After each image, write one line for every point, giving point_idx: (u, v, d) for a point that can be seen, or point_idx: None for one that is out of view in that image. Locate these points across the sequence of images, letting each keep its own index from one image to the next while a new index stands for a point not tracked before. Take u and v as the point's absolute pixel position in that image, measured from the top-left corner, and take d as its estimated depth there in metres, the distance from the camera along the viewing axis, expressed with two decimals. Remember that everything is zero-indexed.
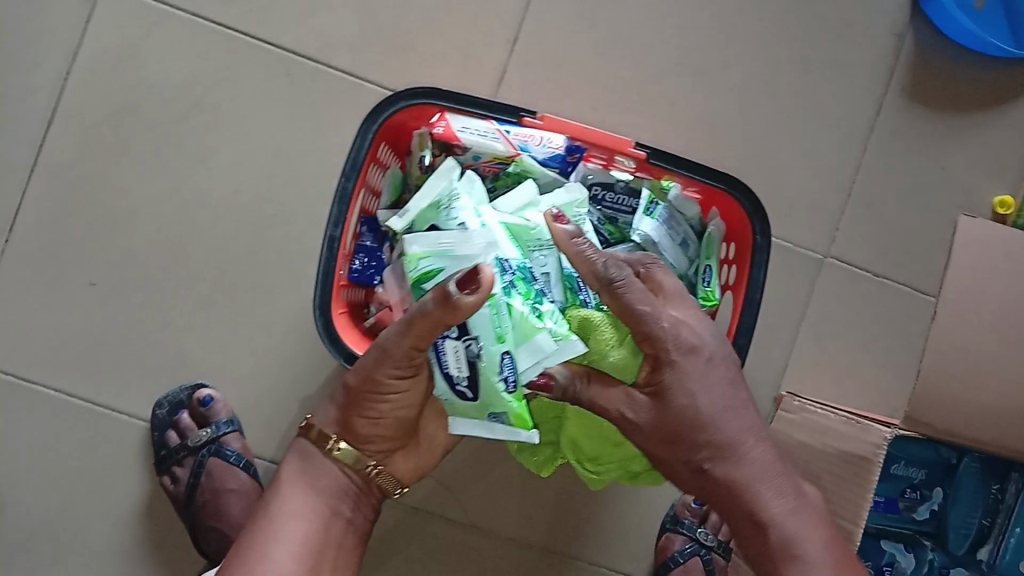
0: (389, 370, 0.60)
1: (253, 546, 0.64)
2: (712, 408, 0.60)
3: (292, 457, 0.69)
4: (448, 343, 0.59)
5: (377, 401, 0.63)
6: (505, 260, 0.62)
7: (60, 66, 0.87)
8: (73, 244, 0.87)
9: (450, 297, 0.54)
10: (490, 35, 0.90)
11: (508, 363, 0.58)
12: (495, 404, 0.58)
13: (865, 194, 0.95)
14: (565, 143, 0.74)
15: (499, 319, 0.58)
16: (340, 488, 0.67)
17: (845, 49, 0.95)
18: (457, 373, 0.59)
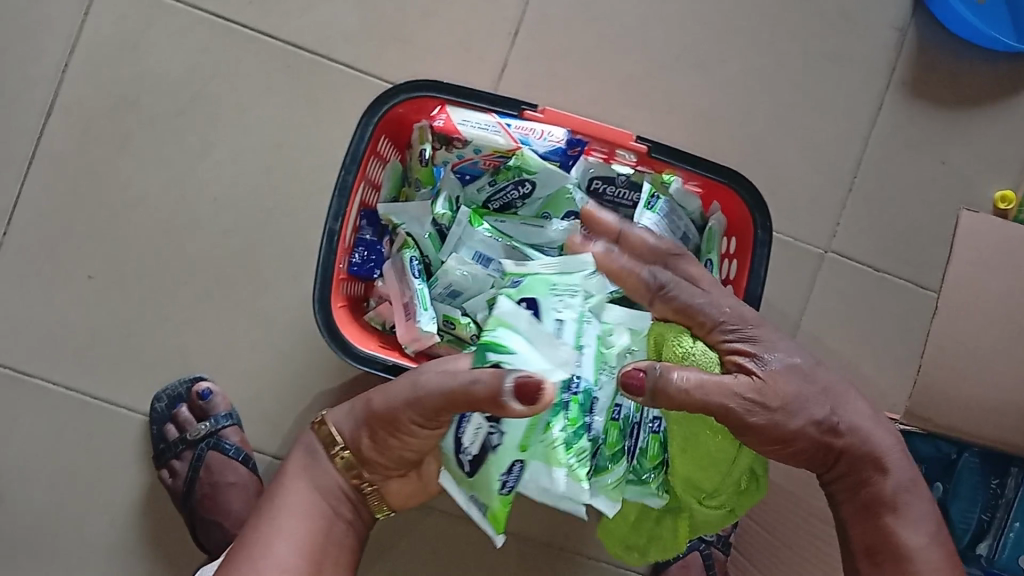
0: (407, 415, 0.58)
1: (254, 541, 0.64)
2: (823, 407, 0.57)
3: (300, 451, 0.68)
4: (474, 417, 0.60)
5: (388, 436, 0.62)
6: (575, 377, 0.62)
7: (58, 59, 0.86)
8: (72, 236, 0.86)
9: (505, 398, 0.52)
10: (491, 28, 0.90)
11: (512, 473, 0.59)
12: (483, 493, 0.60)
13: (866, 189, 0.95)
14: (566, 137, 0.73)
15: (532, 440, 0.58)
16: (341, 493, 0.67)
17: (847, 44, 0.95)
18: (469, 446, 0.61)
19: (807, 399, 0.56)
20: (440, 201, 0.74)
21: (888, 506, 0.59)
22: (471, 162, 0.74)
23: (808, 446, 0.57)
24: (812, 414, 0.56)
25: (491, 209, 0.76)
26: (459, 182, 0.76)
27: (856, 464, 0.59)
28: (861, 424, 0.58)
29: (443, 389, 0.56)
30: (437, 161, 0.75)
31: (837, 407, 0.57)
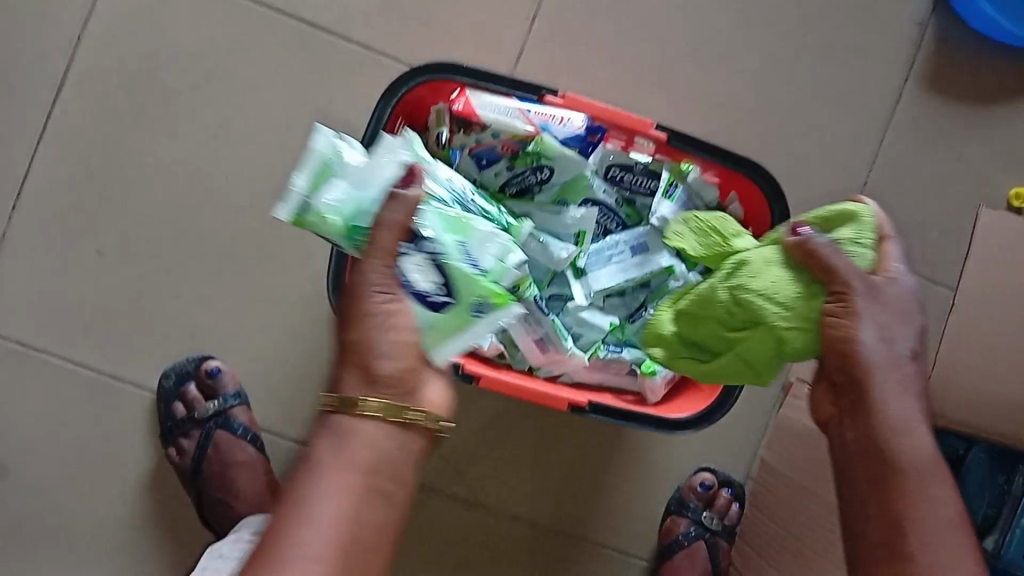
0: (382, 291, 0.53)
1: (273, 544, 0.50)
2: (907, 355, 0.55)
3: (319, 434, 0.53)
4: (405, 260, 0.55)
5: (394, 324, 0.53)
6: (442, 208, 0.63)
7: (72, 31, 0.85)
8: (84, 211, 0.86)
9: (399, 195, 0.53)
10: (509, 11, 0.89)
11: (467, 250, 0.58)
12: (473, 291, 0.56)
13: (882, 183, 0.94)
14: (585, 124, 0.72)
15: (458, 227, 0.58)
16: (381, 463, 0.52)
17: (867, 36, 0.94)
18: (424, 285, 0.55)
19: (909, 332, 0.55)
20: None
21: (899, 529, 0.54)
22: (488, 147, 0.72)
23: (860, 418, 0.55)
24: (891, 337, 0.54)
25: (508, 194, 0.75)
26: (476, 166, 0.74)
27: (873, 434, 0.55)
28: (910, 435, 0.55)
29: (402, 227, 0.53)
30: (454, 144, 0.74)
31: (893, 333, 0.55)
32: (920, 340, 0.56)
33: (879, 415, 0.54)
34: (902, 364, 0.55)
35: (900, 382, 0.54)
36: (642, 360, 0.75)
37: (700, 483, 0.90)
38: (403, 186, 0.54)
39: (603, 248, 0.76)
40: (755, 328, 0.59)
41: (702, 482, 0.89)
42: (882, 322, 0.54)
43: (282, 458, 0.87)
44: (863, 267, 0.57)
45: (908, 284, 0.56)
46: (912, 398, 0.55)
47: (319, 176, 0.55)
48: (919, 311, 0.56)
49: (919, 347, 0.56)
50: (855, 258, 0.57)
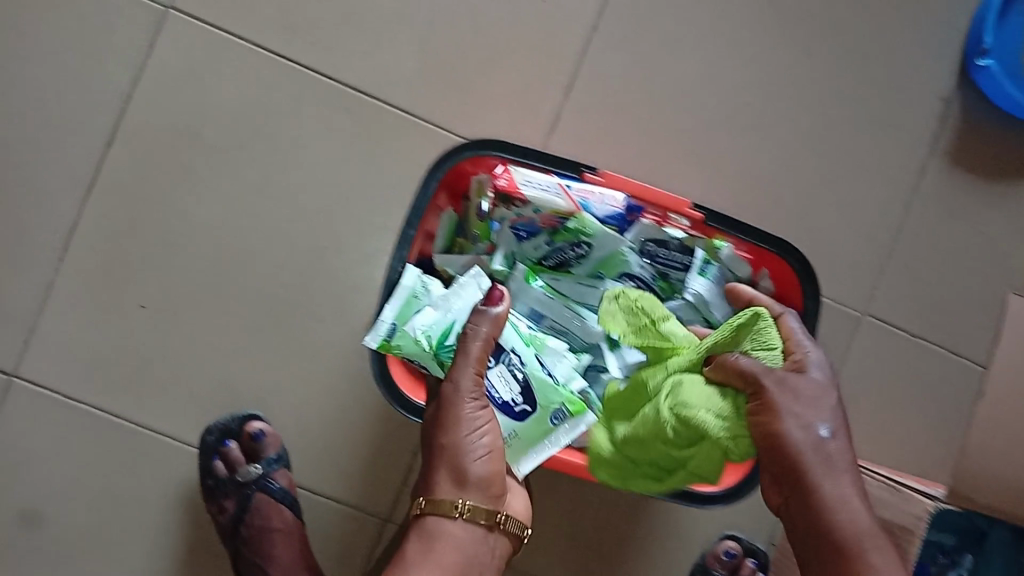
0: (472, 403, 0.69)
1: None
2: (835, 442, 0.62)
3: (413, 531, 0.71)
4: (490, 374, 0.73)
5: (479, 434, 0.69)
6: (505, 348, 0.73)
7: (123, 89, 0.88)
8: (127, 265, 0.88)
9: (486, 311, 0.70)
10: (547, 80, 0.92)
11: (544, 366, 0.73)
12: (553, 399, 0.71)
13: (906, 255, 0.96)
14: (624, 202, 0.74)
15: (536, 345, 0.74)
16: (466, 559, 0.69)
17: (894, 112, 0.96)
18: (508, 396, 0.73)
19: (831, 418, 0.63)
20: (497, 258, 0.77)
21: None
22: (529, 221, 0.75)
23: (795, 500, 0.61)
24: (807, 423, 0.61)
25: (545, 266, 0.77)
26: (515, 239, 0.76)
27: (816, 512, 0.60)
28: (843, 499, 0.60)
29: (485, 337, 0.69)
30: (494, 216, 0.76)
31: (815, 419, 0.62)
32: (842, 416, 0.64)
33: (816, 500, 0.60)
34: (828, 445, 0.61)
35: (831, 466, 0.61)
36: None
37: (725, 551, 0.91)
38: (486, 305, 0.70)
39: None
40: (698, 444, 0.65)
41: (727, 551, 0.90)
42: (801, 413, 0.62)
43: (315, 512, 0.89)
44: (771, 364, 0.66)
45: (817, 373, 0.65)
46: (842, 480, 0.61)
47: (406, 309, 0.71)
48: (831, 391, 0.64)
49: (839, 425, 0.63)
50: (761, 360, 0.66)
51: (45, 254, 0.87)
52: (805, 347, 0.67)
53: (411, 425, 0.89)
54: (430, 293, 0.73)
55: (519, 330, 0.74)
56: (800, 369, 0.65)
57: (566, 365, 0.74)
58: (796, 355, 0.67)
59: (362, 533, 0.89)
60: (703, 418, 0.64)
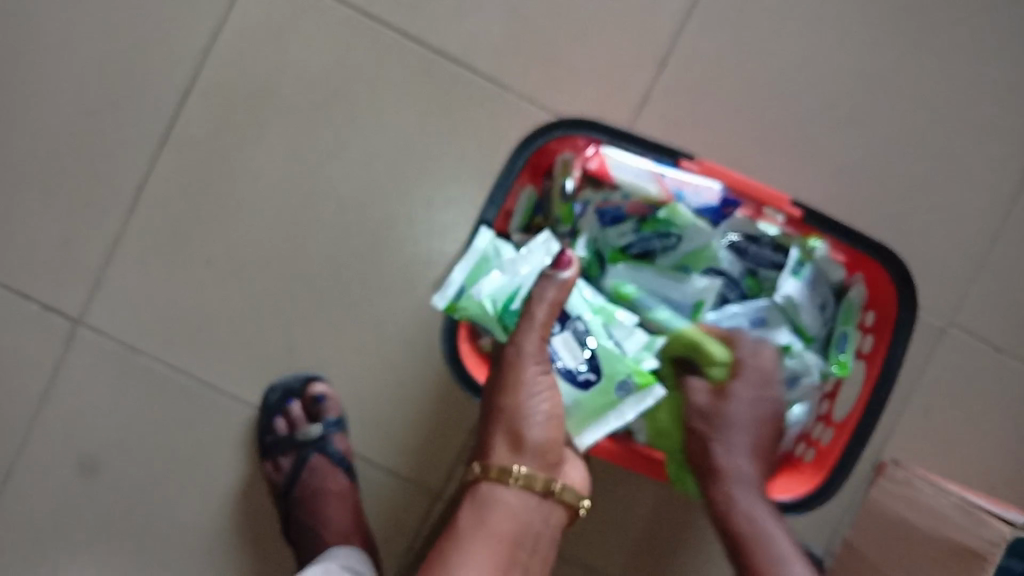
0: (535, 366, 0.66)
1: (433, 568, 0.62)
2: (740, 460, 0.69)
3: (465, 503, 0.65)
4: (555, 341, 0.72)
5: (539, 399, 0.66)
6: (575, 318, 0.71)
7: (203, 41, 0.86)
8: (197, 220, 0.86)
9: (552, 277, 0.67)
10: (637, 57, 0.87)
11: (611, 338, 0.71)
12: (618, 370, 0.69)
13: (1001, 266, 0.91)
14: (719, 194, 0.71)
15: (605, 317, 0.71)
16: (518, 530, 0.63)
17: (1004, 113, 0.90)
18: (575, 365, 0.71)
19: (739, 441, 0.69)
20: (580, 243, 0.73)
21: None
22: (616, 206, 0.72)
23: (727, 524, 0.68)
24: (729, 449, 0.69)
25: (629, 253, 0.74)
26: (599, 224, 0.74)
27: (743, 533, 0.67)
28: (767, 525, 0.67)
29: (553, 302, 0.66)
30: (579, 199, 0.73)
31: (730, 446, 0.69)
32: (761, 433, 0.69)
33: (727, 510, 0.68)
34: (723, 460, 0.69)
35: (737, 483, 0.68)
36: None
37: None
38: (553, 269, 0.67)
39: (720, 318, 0.73)
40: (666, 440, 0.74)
41: None
42: (717, 436, 0.69)
43: (369, 485, 0.87)
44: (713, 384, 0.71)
45: (738, 398, 0.69)
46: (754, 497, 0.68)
47: (475, 272, 0.69)
48: (750, 414, 0.69)
49: (755, 442, 0.69)
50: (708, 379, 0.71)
51: (115, 205, 0.86)
52: (745, 365, 0.70)
53: (471, 404, 0.87)
54: (500, 256, 0.69)
55: (590, 299, 0.72)
56: (722, 393, 0.70)
57: (636, 339, 0.72)
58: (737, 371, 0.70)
59: (412, 509, 0.87)
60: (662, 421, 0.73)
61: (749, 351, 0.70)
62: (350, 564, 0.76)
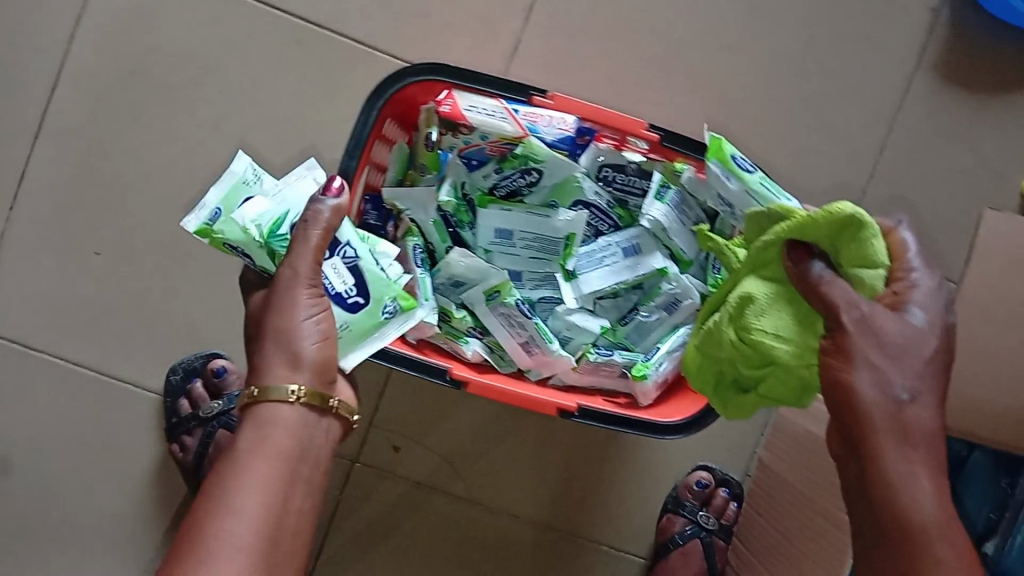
0: (313, 290, 0.61)
1: (206, 505, 0.57)
2: (920, 405, 0.50)
3: (243, 427, 0.61)
4: (326, 263, 0.66)
5: (314, 318, 0.62)
6: (343, 244, 0.65)
7: (66, 29, 0.85)
8: (80, 209, 0.86)
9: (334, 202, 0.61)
10: (506, 5, 0.87)
11: (380, 264, 0.67)
12: (386, 294, 0.66)
13: (890, 177, 0.91)
14: (574, 125, 0.72)
15: (371, 243, 0.68)
16: (299, 444, 0.61)
17: (877, 24, 0.91)
18: (342, 287, 0.66)
19: (901, 363, 0.50)
20: (446, 187, 0.74)
21: (913, 542, 0.50)
22: (477, 148, 0.72)
23: (886, 461, 0.50)
24: (888, 383, 0.50)
25: (497, 196, 0.75)
26: (465, 168, 0.74)
27: (884, 474, 0.50)
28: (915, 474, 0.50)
29: (328, 224, 0.61)
30: (443, 146, 0.74)
31: (895, 369, 0.50)
32: (943, 371, 0.51)
33: (892, 463, 0.50)
34: (908, 411, 0.50)
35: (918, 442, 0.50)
36: (634, 363, 0.73)
37: (696, 482, 0.90)
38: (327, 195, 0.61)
39: (595, 250, 0.75)
40: (771, 367, 0.58)
41: (699, 481, 0.89)
42: (881, 367, 0.49)
43: None
44: (866, 295, 0.53)
45: (919, 316, 0.51)
46: (915, 459, 0.50)
47: (231, 196, 0.64)
48: (929, 343, 0.51)
49: (934, 371, 0.51)
50: (857, 284, 0.53)
51: None
52: (912, 274, 0.53)
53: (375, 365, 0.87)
54: (255, 182, 0.65)
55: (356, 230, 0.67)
56: (898, 306, 0.52)
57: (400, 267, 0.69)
58: (905, 280, 0.53)
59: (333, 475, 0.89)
60: (761, 329, 0.57)
61: (917, 254, 0.54)
62: None
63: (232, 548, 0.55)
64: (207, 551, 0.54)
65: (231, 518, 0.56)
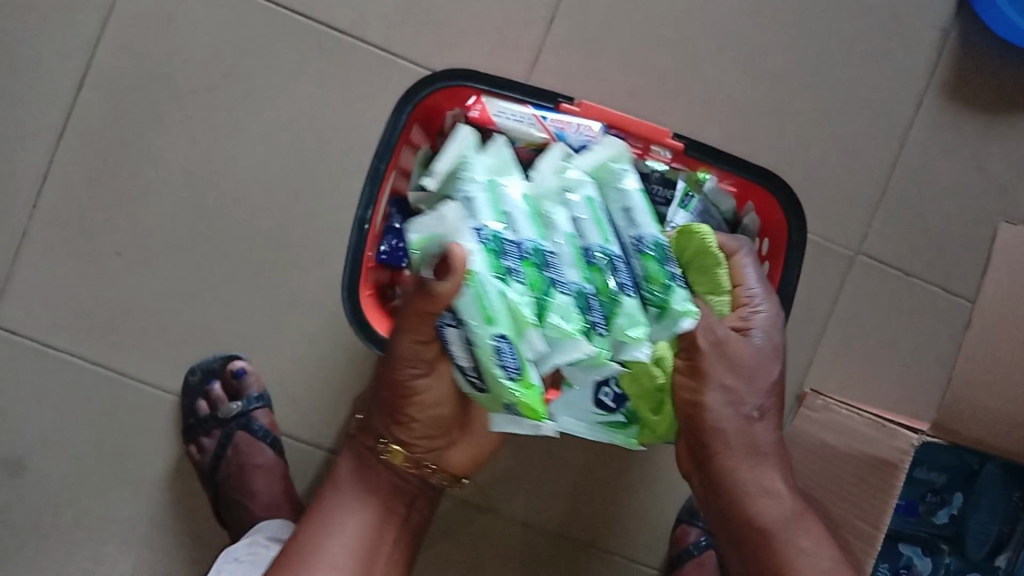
0: (407, 370, 0.59)
1: (307, 532, 0.67)
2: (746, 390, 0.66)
3: (347, 456, 0.69)
4: (449, 332, 0.56)
5: (419, 406, 0.62)
6: (510, 242, 0.56)
7: (91, 31, 0.86)
8: (101, 210, 0.87)
9: (428, 286, 0.53)
10: (526, 15, 0.89)
11: (504, 351, 0.54)
12: (502, 395, 0.55)
13: (902, 192, 0.93)
14: (601, 132, 0.71)
15: (515, 323, 0.54)
16: (397, 491, 0.68)
17: (889, 42, 0.93)
18: (463, 362, 0.57)
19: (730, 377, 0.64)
20: None
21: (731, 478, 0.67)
22: None
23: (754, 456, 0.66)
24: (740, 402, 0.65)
25: None
26: None
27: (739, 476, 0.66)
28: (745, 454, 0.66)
29: (427, 302, 0.53)
30: None
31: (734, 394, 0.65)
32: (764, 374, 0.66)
33: (729, 480, 0.66)
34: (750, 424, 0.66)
35: (787, 532, 0.65)
36: None
37: None
38: (434, 273, 0.52)
39: None
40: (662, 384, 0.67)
41: None
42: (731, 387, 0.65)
43: (299, 459, 0.88)
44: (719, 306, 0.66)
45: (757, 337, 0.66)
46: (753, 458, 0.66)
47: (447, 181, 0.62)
48: (774, 353, 0.67)
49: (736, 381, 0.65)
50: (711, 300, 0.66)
51: (18, 202, 0.86)
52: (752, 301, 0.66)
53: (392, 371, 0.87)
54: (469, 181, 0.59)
55: (485, 305, 0.53)
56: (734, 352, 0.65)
57: (574, 351, 0.56)
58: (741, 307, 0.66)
59: None
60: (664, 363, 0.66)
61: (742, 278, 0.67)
62: (277, 535, 0.79)
63: (326, 565, 0.65)
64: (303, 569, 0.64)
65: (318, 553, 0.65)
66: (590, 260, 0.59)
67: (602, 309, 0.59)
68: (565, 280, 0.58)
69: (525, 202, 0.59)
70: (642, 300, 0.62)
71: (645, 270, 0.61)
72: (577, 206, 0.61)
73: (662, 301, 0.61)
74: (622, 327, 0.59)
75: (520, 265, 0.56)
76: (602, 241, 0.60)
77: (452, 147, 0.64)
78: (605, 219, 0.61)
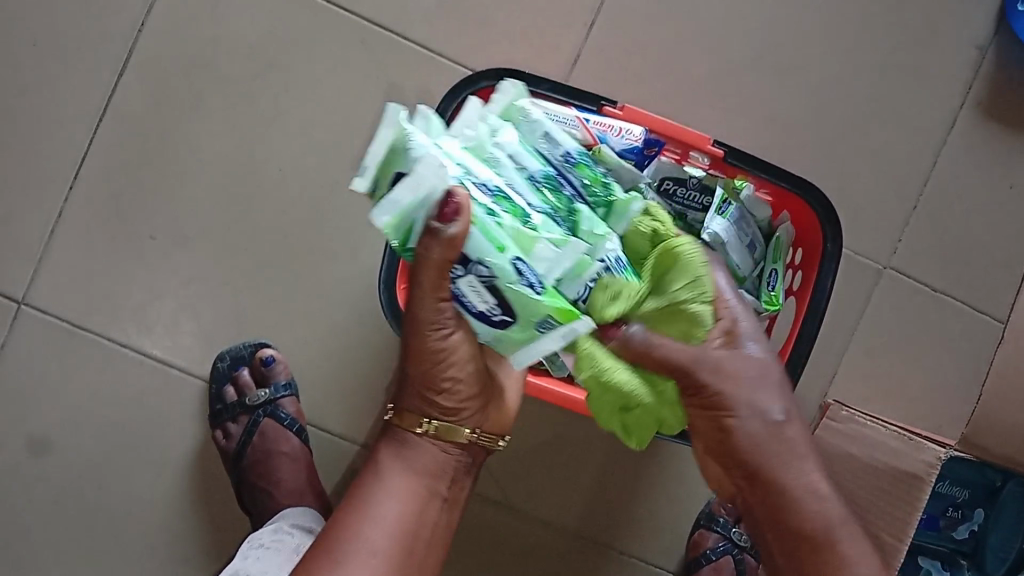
0: (439, 334, 0.58)
1: (345, 519, 0.64)
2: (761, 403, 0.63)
3: (383, 442, 0.68)
4: (462, 281, 0.54)
5: (449, 368, 0.61)
6: (481, 180, 0.53)
7: (137, 15, 0.87)
8: (137, 192, 0.87)
9: (439, 232, 0.49)
10: (568, 18, 0.89)
11: (520, 266, 0.51)
12: (532, 313, 0.52)
13: (933, 208, 0.93)
14: (642, 136, 0.72)
15: (521, 242, 0.52)
16: (439, 466, 0.67)
17: (928, 57, 0.93)
18: (485, 305, 0.55)
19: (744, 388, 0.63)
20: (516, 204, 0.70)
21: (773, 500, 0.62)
22: None
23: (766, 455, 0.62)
24: (758, 411, 0.62)
25: None
26: None
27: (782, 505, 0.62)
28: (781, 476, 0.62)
29: (449, 249, 0.50)
30: None
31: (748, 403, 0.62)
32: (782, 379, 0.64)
33: (786, 504, 0.62)
34: (781, 428, 0.63)
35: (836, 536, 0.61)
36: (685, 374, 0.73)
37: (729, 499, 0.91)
38: (440, 222, 0.49)
39: None
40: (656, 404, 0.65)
41: None
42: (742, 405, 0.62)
43: (323, 449, 0.88)
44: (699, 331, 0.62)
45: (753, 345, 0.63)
46: (793, 469, 0.62)
47: (388, 161, 0.51)
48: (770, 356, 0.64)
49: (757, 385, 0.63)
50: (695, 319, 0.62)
51: (56, 180, 0.87)
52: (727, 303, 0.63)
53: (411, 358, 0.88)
54: (417, 140, 0.51)
55: (490, 233, 0.51)
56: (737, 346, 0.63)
57: (574, 252, 0.54)
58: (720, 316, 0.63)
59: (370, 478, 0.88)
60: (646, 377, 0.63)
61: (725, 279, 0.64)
62: (302, 523, 0.79)
63: (367, 553, 0.62)
64: (344, 554, 0.62)
65: (362, 539, 0.63)
66: (538, 185, 0.58)
67: (567, 225, 0.58)
68: (534, 204, 0.56)
69: (466, 152, 0.54)
70: (589, 207, 0.62)
71: (584, 178, 0.62)
72: (509, 144, 0.57)
73: (607, 199, 0.63)
74: (590, 231, 0.58)
75: (498, 201, 0.53)
76: (541, 165, 0.59)
77: (384, 128, 0.50)
78: (536, 147, 0.60)
